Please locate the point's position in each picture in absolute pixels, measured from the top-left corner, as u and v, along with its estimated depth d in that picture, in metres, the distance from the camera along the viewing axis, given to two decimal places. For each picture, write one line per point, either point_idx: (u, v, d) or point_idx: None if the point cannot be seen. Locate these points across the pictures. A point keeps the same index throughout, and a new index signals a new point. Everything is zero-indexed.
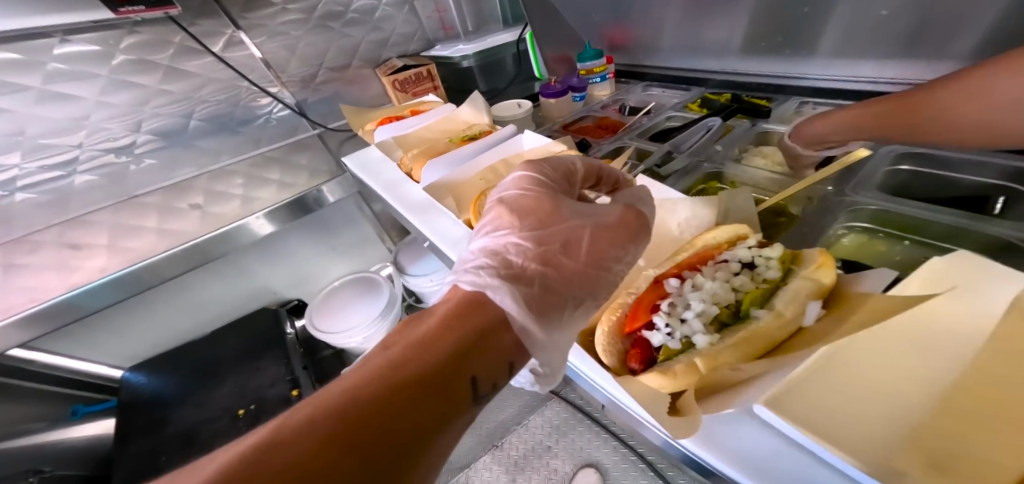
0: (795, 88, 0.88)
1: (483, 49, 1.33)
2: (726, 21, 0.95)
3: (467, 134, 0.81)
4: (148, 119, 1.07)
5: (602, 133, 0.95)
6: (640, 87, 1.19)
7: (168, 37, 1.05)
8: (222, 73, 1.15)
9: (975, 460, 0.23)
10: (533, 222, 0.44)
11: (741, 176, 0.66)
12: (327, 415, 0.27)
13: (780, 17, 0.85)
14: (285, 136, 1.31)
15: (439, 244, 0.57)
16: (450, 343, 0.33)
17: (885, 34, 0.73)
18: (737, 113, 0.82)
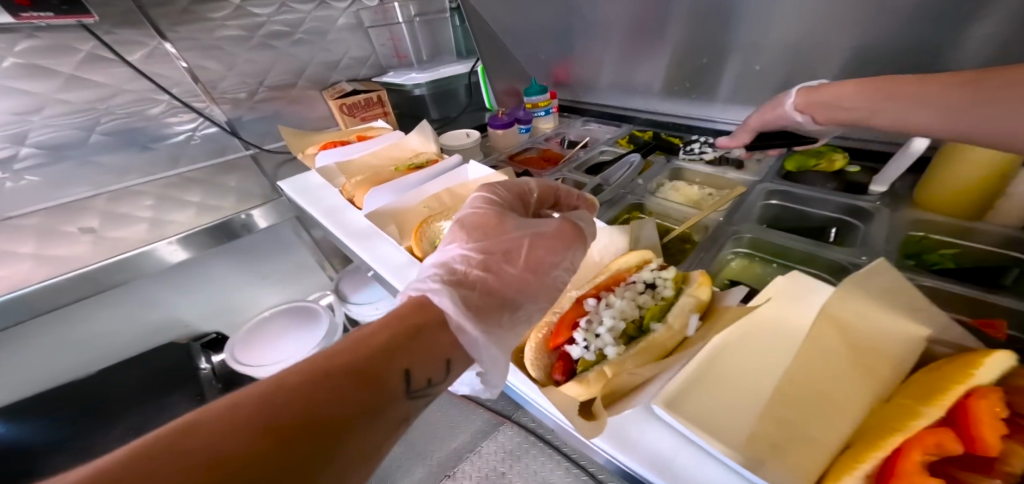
0: (700, 128, 1.04)
1: (435, 79, 1.33)
2: (650, 65, 1.11)
3: (414, 162, 0.83)
4: (38, 130, 0.95)
5: (542, 164, 1.02)
6: (579, 121, 1.30)
7: (75, 43, 0.96)
8: (138, 84, 1.06)
9: (807, 439, 0.30)
10: (482, 235, 0.49)
11: (658, 208, 0.77)
12: (252, 407, 0.29)
13: (687, 66, 1.03)
14: (210, 156, 1.22)
15: (380, 270, 0.57)
16: (378, 340, 0.36)
17: (762, 83, 0.92)
18: (656, 150, 0.94)
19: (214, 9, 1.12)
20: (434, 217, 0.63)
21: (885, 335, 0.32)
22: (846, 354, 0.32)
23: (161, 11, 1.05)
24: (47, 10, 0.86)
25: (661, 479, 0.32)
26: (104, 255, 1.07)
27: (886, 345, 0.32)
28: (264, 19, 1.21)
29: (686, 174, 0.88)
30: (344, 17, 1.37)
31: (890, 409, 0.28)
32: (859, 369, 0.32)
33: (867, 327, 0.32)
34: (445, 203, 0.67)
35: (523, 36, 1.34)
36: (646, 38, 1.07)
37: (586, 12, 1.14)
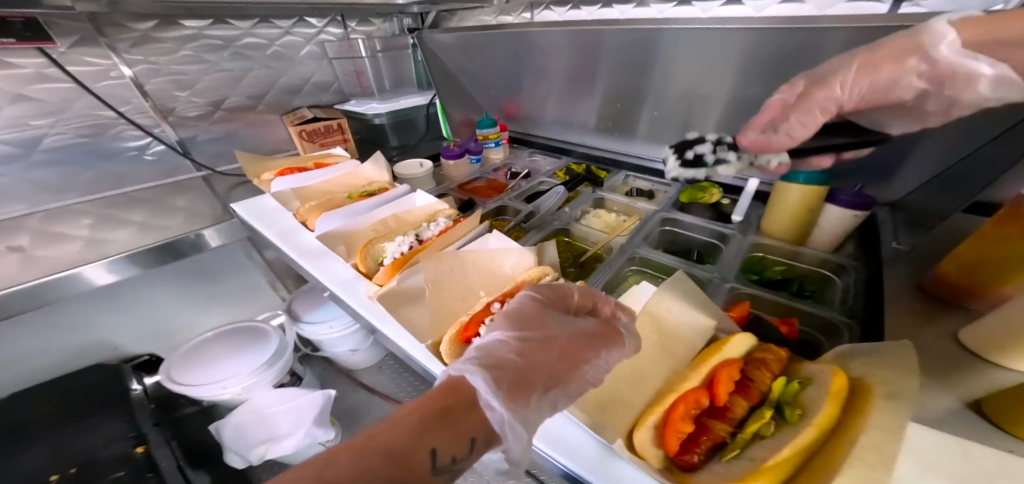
0: (627, 164, 1.19)
1: (396, 110, 1.42)
2: (586, 104, 1.23)
3: (366, 190, 0.91)
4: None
5: (488, 193, 1.13)
6: (526, 152, 1.42)
7: (22, 59, 0.97)
8: (84, 101, 1.06)
9: (625, 400, 0.43)
10: (523, 317, 0.47)
11: (579, 233, 0.91)
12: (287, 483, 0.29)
13: (608, 109, 1.18)
14: (160, 177, 1.25)
15: (328, 284, 0.66)
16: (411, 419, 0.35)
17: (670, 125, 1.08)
18: (583, 182, 1.08)
19: (173, 33, 1.17)
20: (378, 238, 0.72)
21: (683, 328, 0.48)
22: (658, 339, 0.48)
23: (118, 32, 1.08)
24: (9, 37, 0.93)
25: (541, 442, 0.43)
26: (30, 276, 0.99)
27: (683, 335, 0.48)
28: (225, 43, 1.26)
29: (607, 203, 1.03)
30: (309, 45, 1.45)
31: (678, 379, 0.43)
32: (665, 351, 0.47)
33: (672, 323, 0.48)
34: (390, 226, 0.76)
35: (479, 77, 1.42)
36: (578, 85, 1.20)
37: (529, 62, 1.25)
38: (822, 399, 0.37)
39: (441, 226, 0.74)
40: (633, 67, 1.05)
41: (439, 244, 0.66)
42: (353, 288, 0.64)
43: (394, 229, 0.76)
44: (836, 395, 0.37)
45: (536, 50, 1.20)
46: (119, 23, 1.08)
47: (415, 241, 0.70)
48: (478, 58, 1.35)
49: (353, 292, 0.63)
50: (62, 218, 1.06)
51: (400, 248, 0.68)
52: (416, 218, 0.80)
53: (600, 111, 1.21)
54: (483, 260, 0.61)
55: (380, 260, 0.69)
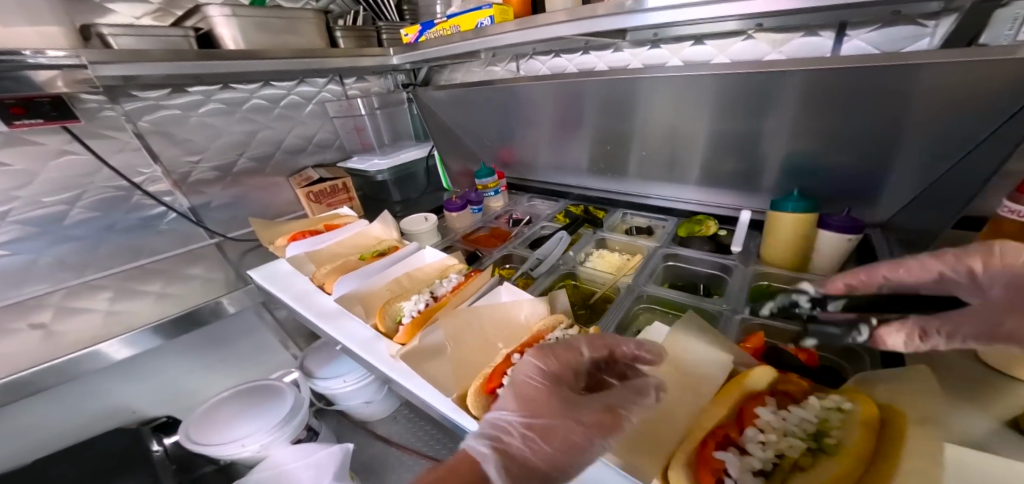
0: (623, 202, 1.24)
1: (396, 164, 1.49)
2: (575, 148, 1.29)
3: (377, 249, 0.95)
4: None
5: (494, 243, 1.16)
6: (525, 198, 1.47)
7: (43, 137, 1.01)
8: (103, 174, 1.12)
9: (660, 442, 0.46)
10: (539, 400, 0.50)
11: (586, 276, 0.94)
12: None
13: (600, 149, 1.22)
14: (175, 245, 1.30)
15: (348, 344, 0.68)
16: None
17: (654, 165, 1.12)
18: (584, 224, 1.12)
19: (178, 99, 1.21)
20: (395, 298, 0.74)
21: (705, 364, 0.53)
22: (678, 375, 0.53)
23: (131, 104, 1.13)
24: (38, 117, 0.94)
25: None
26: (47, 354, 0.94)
27: (704, 369, 0.52)
28: (232, 108, 1.33)
29: (609, 243, 1.07)
30: (310, 105, 1.54)
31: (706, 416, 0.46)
32: (688, 387, 0.51)
33: (692, 360, 0.54)
34: (404, 285, 0.79)
35: (473, 129, 1.48)
36: (564, 130, 1.26)
37: (514, 113, 1.32)
38: (856, 433, 0.40)
39: (452, 283, 0.77)
40: (612, 114, 1.10)
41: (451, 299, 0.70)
42: (373, 345, 0.66)
43: (409, 289, 0.78)
44: (874, 424, 0.41)
45: (521, 102, 1.27)
46: (131, 93, 1.12)
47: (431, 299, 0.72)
48: (467, 112, 1.42)
49: (374, 349, 0.65)
50: (80, 294, 1.08)
51: (417, 304, 0.71)
52: (427, 275, 0.83)
53: (589, 151, 1.25)
54: (499, 310, 0.66)
55: (398, 319, 0.72)
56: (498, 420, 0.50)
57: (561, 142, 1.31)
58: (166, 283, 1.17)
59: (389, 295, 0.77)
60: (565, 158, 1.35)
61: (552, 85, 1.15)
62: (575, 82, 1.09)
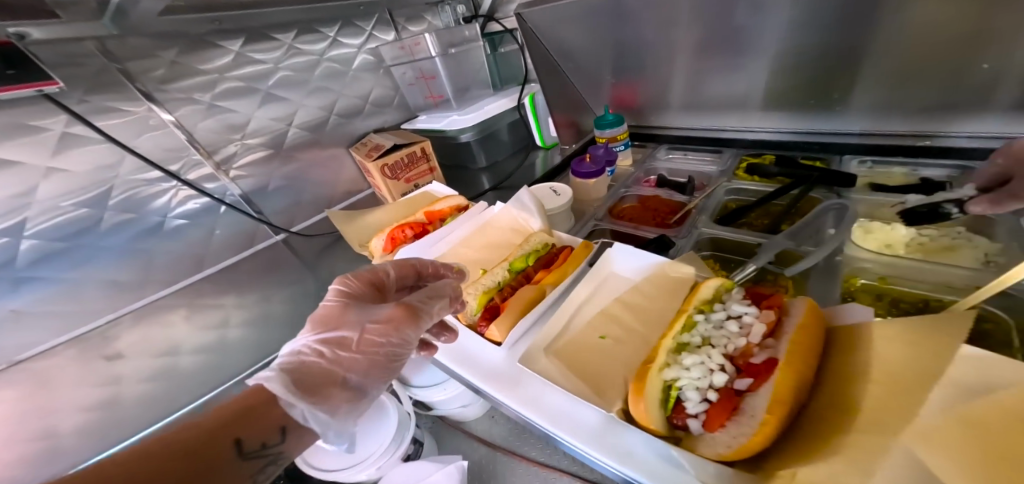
0: (849, 147, 0.76)
1: (483, 119, 1.13)
2: (743, 74, 0.82)
3: (524, 250, 0.63)
4: (19, 241, 0.75)
5: (656, 220, 0.77)
6: (661, 151, 1.01)
7: (38, 119, 0.73)
8: (128, 163, 0.84)
9: None
10: (353, 340, 0.44)
11: (894, 268, 0.51)
12: (191, 444, 0.35)
13: (806, 71, 0.75)
14: (240, 249, 1.05)
15: (568, 439, 0.38)
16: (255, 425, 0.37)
17: (918, 85, 0.65)
18: (818, 185, 0.68)
19: (219, 59, 0.92)
20: (631, 357, 0.42)
21: None
22: None
23: (142, 66, 0.82)
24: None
25: None
26: None
27: None
28: (271, 66, 1.00)
29: (876, 209, 0.62)
30: (361, 55, 1.17)
31: None
32: None
33: None
34: (625, 323, 0.46)
35: (581, 57, 1.00)
36: (724, 49, 0.81)
37: (642, 31, 0.88)
38: None
39: (744, 323, 0.39)
40: (837, 13, 0.65)
41: (805, 368, 0.31)
42: (620, 441, 0.36)
43: (644, 334, 0.44)
44: None
45: (651, 15, 0.84)
46: (144, 53, 0.82)
47: (728, 366, 0.37)
48: (563, 41, 0.99)
49: (627, 452, 0.35)
50: (152, 315, 0.88)
51: (709, 383, 0.36)
52: (644, 297, 0.48)
53: (772, 79, 0.80)
54: (992, 396, 0.22)
55: (670, 403, 0.36)
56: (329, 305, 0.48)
57: (715, 70, 0.85)
58: (239, 292, 0.96)
59: (621, 352, 0.43)
60: (722, 93, 0.88)
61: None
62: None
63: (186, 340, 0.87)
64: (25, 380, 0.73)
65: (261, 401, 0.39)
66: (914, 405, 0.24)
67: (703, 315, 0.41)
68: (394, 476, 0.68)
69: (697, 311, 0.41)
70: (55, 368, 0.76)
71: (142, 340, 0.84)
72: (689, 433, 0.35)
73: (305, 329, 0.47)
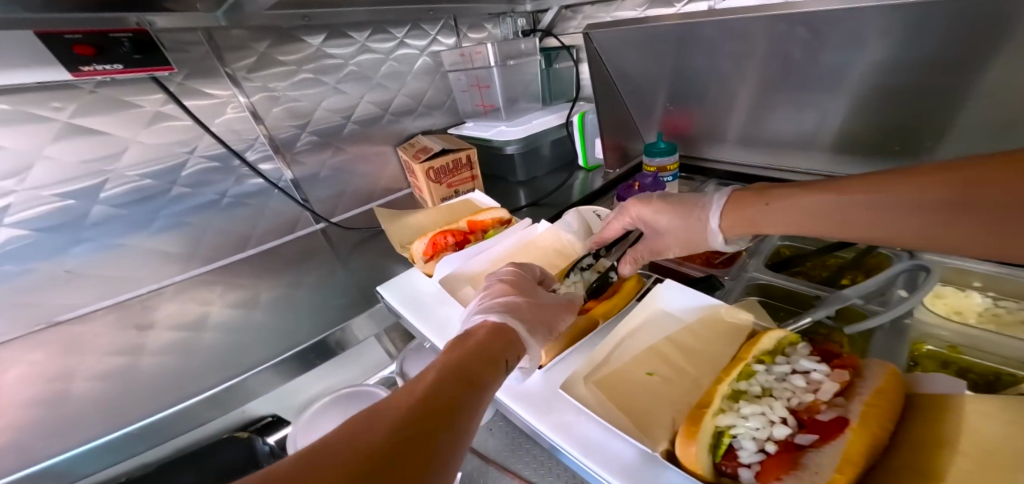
0: None
1: (529, 134, 1.14)
2: (808, 113, 0.78)
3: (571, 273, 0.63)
4: (93, 205, 0.83)
5: (702, 256, 0.73)
6: (710, 185, 0.97)
7: (138, 97, 0.81)
8: (205, 141, 0.91)
9: None
10: (532, 298, 0.51)
11: (966, 340, 0.48)
12: (414, 407, 0.28)
13: (886, 118, 0.70)
14: (282, 232, 1.09)
15: (603, 473, 0.37)
16: (463, 378, 0.33)
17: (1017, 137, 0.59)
18: None
19: (299, 52, 0.97)
20: (680, 399, 0.41)
21: None
22: None
23: (236, 57, 0.88)
24: (116, 62, 0.72)
25: None
26: (129, 381, 0.69)
27: None
28: (341, 60, 1.04)
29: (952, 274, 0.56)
30: (423, 57, 1.20)
31: None
32: None
33: None
34: (675, 362, 0.45)
35: (638, 82, 0.98)
36: (797, 84, 0.75)
37: (705, 62, 0.83)
38: None
39: (812, 380, 0.38)
40: (935, 63, 0.59)
41: (879, 432, 0.30)
42: (657, 479, 0.35)
43: (695, 376, 0.43)
44: None
45: (724, 47, 0.77)
46: (238, 44, 0.88)
47: (791, 420, 0.35)
48: (624, 63, 0.95)
49: None
50: (190, 289, 0.93)
51: (768, 435, 0.35)
52: (696, 339, 0.47)
53: (850, 119, 0.74)
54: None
55: (720, 449, 0.35)
56: (508, 272, 0.56)
57: (780, 106, 0.81)
58: (274, 275, 0.96)
59: (669, 390, 0.42)
60: (787, 131, 0.84)
61: (793, 21, 0.64)
62: (836, 13, 0.59)
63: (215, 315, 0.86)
64: (57, 342, 0.78)
65: (499, 327, 0.43)
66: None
67: (764, 365, 0.40)
68: None
69: (757, 361, 0.40)
70: (89, 333, 0.81)
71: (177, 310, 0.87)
72: (739, 482, 0.33)
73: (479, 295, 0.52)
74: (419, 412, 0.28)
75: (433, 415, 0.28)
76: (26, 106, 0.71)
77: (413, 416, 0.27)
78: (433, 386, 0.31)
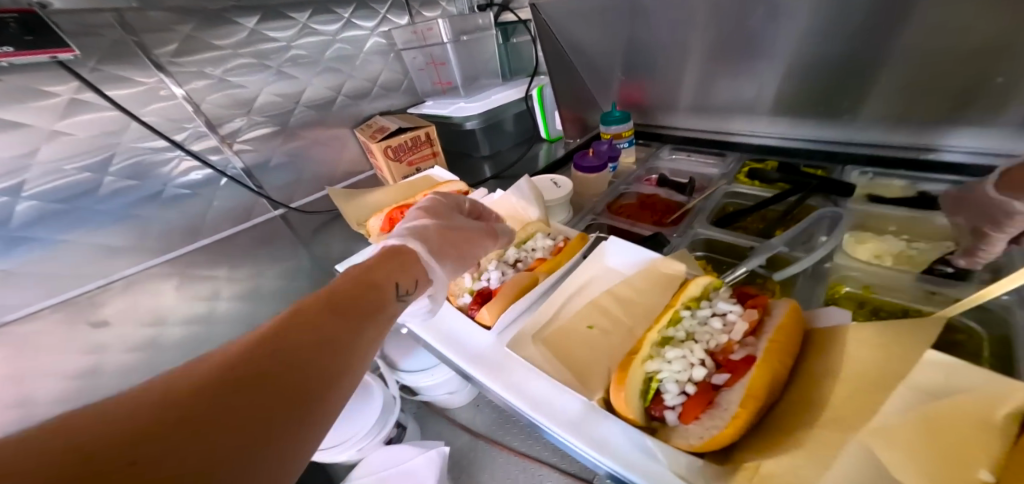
0: (853, 155, 0.74)
1: (488, 109, 1.12)
2: (752, 76, 0.80)
3: (521, 239, 0.64)
4: (16, 200, 0.67)
5: (653, 217, 0.75)
6: (665, 151, 0.99)
7: (49, 84, 0.68)
8: (134, 132, 0.77)
9: None
10: (442, 230, 0.53)
11: (879, 279, 0.52)
12: (233, 364, 0.25)
13: (821, 79, 0.72)
14: (236, 224, 0.96)
15: (545, 424, 0.39)
16: (315, 330, 0.30)
17: (934, 93, 0.63)
18: (814, 194, 0.67)
19: (236, 35, 0.88)
20: (614, 349, 0.44)
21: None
22: None
23: (157, 40, 0.78)
24: (7, 45, 0.60)
25: None
26: None
27: None
28: (283, 44, 0.96)
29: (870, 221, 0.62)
30: (373, 38, 1.13)
31: None
32: None
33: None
34: (612, 315, 0.47)
35: (592, 53, 0.98)
36: (739, 50, 0.78)
37: (653, 30, 0.86)
38: None
39: (729, 321, 0.41)
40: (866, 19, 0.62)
41: (781, 368, 0.33)
42: (597, 430, 0.36)
43: (630, 327, 0.46)
44: None
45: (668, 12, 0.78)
46: (157, 27, 0.77)
47: (708, 361, 0.38)
48: (573, 33, 0.95)
49: (606, 444, 0.35)
50: None
51: (688, 377, 0.38)
52: (635, 293, 0.49)
53: (787, 82, 0.77)
54: (953, 403, 0.25)
55: (649, 394, 0.38)
56: (430, 203, 0.58)
57: (723, 75, 0.83)
58: (233, 265, 0.93)
59: (606, 343, 0.44)
60: (729, 99, 0.86)
61: None
62: None
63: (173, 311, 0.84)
64: None
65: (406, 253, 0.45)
66: (882, 404, 0.27)
67: (689, 311, 0.43)
68: (373, 459, 0.67)
69: (684, 308, 0.43)
70: None
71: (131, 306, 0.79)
72: (665, 423, 0.36)
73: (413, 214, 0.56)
74: (244, 369, 0.25)
75: (256, 372, 0.25)
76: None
77: (227, 369, 0.25)
78: (268, 337, 0.28)
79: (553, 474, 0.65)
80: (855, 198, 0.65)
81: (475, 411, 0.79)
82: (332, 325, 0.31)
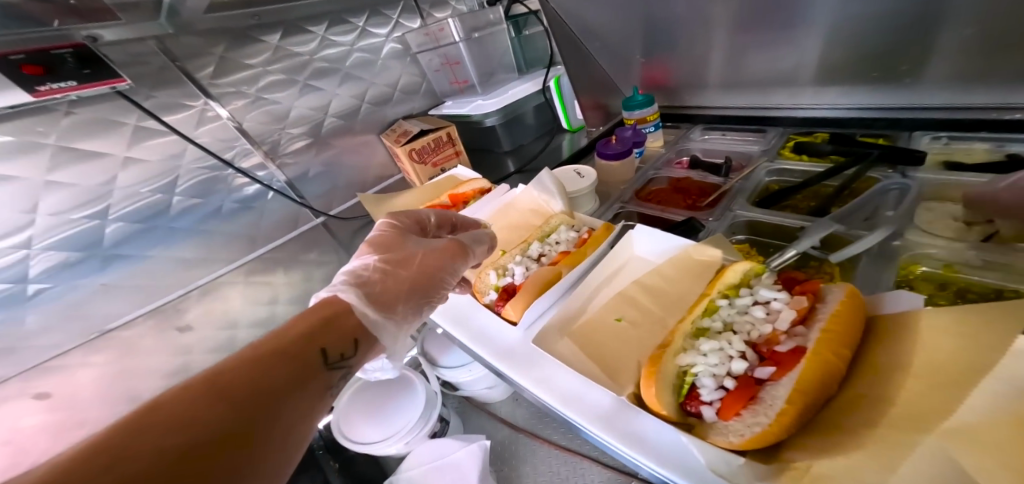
0: (919, 120, 0.65)
1: (506, 104, 1.11)
2: (794, 41, 0.72)
3: (545, 232, 0.63)
4: (106, 223, 0.74)
5: (686, 201, 0.71)
6: (697, 132, 0.93)
7: (118, 117, 0.74)
8: (191, 153, 0.83)
9: None
10: (387, 270, 0.49)
11: (961, 256, 0.45)
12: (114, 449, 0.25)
13: (874, 36, 0.64)
14: (285, 231, 1.01)
15: (576, 421, 0.37)
16: (220, 408, 0.29)
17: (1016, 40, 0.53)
18: (874, 164, 0.60)
19: (262, 53, 0.91)
20: (645, 342, 0.41)
21: None
22: None
23: (198, 63, 0.82)
24: (69, 79, 0.65)
25: None
26: None
27: None
28: (307, 57, 0.99)
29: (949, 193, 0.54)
30: (389, 43, 1.15)
31: None
32: None
33: None
34: (643, 306, 0.45)
35: (610, 36, 0.94)
36: (777, 15, 0.71)
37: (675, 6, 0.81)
38: None
39: (772, 310, 0.37)
40: None
41: (836, 362, 0.29)
42: (632, 425, 0.34)
43: (661, 317, 0.43)
44: None
45: None
46: (196, 50, 0.82)
47: (750, 353, 0.35)
48: (590, 19, 0.93)
49: (639, 437, 0.33)
50: None
51: (726, 370, 0.34)
52: (667, 282, 0.46)
53: (833, 45, 0.69)
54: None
55: (683, 389, 0.35)
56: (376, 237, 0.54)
57: (761, 42, 0.76)
58: (287, 270, 1.00)
59: (636, 334, 0.42)
60: (766, 68, 0.79)
61: None
62: None
63: (241, 315, 0.93)
64: None
65: (337, 308, 0.42)
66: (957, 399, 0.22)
67: (726, 300, 0.39)
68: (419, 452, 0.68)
69: (720, 296, 0.39)
70: None
71: (209, 311, 0.88)
72: (703, 420, 0.33)
73: (357, 251, 0.52)
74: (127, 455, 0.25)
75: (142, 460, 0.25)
76: (13, 134, 0.64)
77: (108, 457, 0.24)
78: (170, 414, 0.28)
79: (596, 468, 0.63)
80: (926, 167, 0.57)
81: (516, 405, 0.79)
82: (244, 403, 0.31)
